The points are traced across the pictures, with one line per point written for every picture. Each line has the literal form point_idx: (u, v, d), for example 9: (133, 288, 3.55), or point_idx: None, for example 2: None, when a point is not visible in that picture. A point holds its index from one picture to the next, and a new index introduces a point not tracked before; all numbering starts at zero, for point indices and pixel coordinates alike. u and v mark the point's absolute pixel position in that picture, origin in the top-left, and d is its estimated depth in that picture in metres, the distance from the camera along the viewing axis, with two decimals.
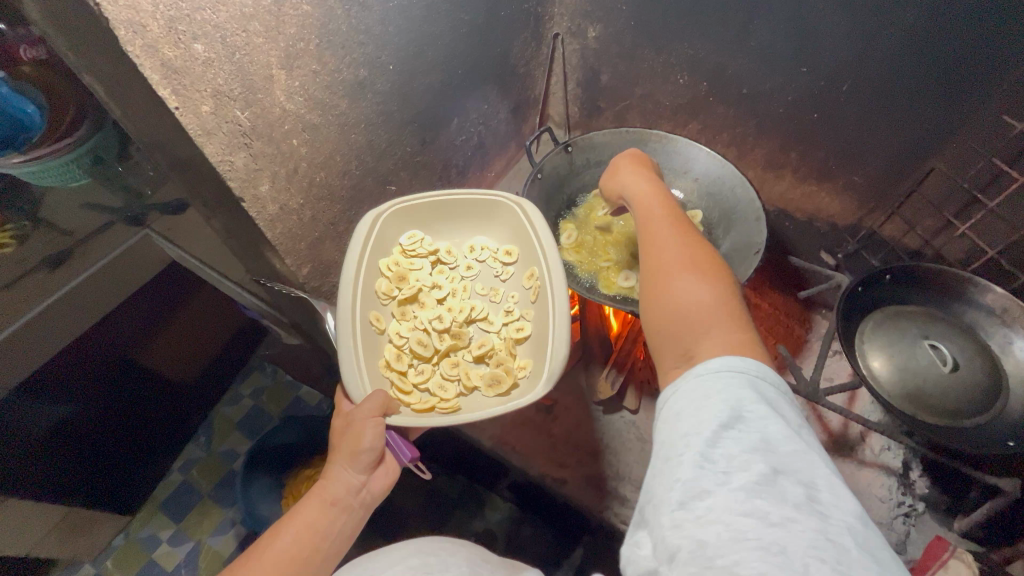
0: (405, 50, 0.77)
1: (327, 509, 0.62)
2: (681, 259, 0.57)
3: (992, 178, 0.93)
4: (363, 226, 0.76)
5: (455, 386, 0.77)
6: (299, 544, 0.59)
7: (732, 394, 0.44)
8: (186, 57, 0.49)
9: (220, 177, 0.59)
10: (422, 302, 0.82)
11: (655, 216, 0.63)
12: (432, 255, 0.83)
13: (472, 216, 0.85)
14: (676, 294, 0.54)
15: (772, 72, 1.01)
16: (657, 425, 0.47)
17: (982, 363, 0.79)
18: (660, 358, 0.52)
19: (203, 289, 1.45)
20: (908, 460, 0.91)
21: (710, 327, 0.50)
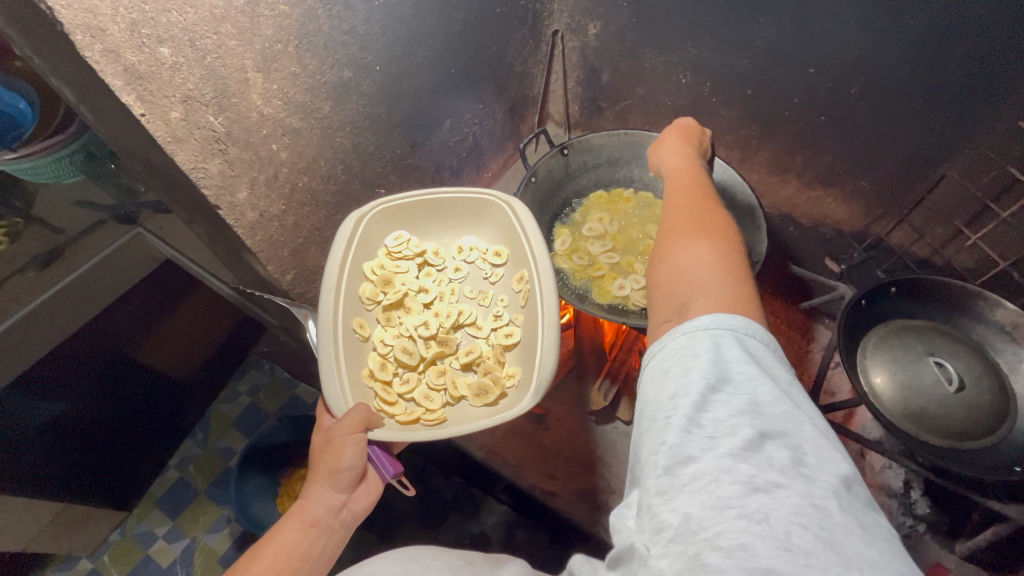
0: (392, 49, 0.75)
1: (307, 529, 0.60)
2: (688, 221, 0.53)
3: (1006, 187, 0.89)
4: (346, 228, 0.73)
5: (440, 396, 0.75)
6: (277, 567, 0.56)
7: (720, 351, 0.41)
8: (151, 62, 0.47)
9: (194, 185, 0.56)
10: (408, 307, 0.79)
11: (680, 185, 0.60)
12: (419, 257, 0.81)
13: (460, 215, 0.82)
14: (678, 254, 0.50)
15: (778, 73, 0.98)
16: (643, 387, 0.44)
17: (990, 383, 0.75)
18: (651, 315, 0.49)
19: (197, 287, 1.44)
20: (909, 480, 0.90)
21: (707, 283, 0.46)
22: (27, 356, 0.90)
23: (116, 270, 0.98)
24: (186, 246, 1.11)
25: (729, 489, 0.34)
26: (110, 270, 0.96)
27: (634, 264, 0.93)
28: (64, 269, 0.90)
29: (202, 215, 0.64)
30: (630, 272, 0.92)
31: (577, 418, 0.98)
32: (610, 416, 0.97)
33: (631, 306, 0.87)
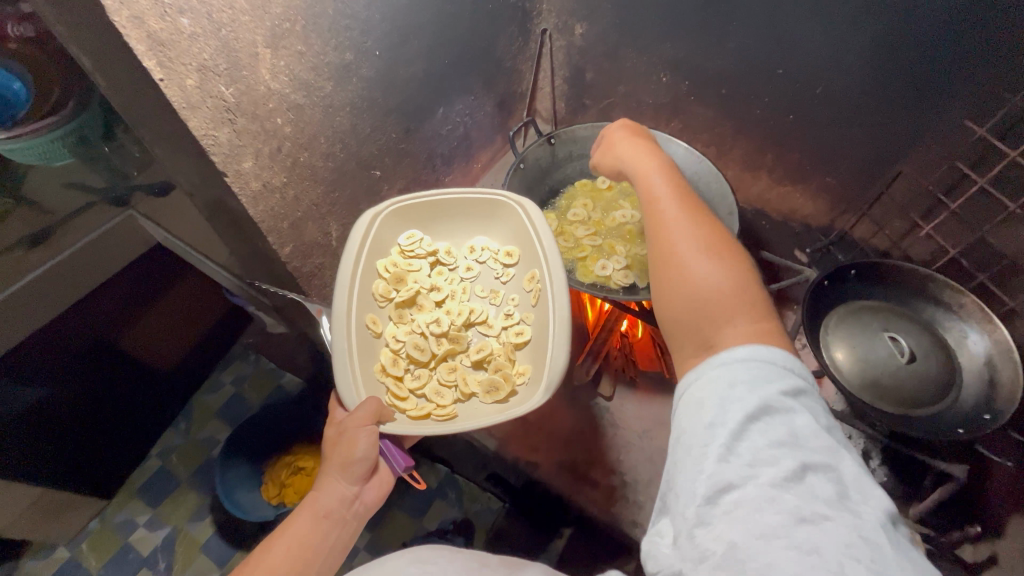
0: (390, 36, 0.79)
1: (321, 521, 0.63)
2: (699, 243, 0.55)
3: (956, 182, 0.97)
4: (361, 224, 0.77)
5: (451, 392, 0.79)
6: (291, 560, 0.59)
7: (757, 383, 0.45)
8: (172, 30, 0.50)
9: (203, 150, 0.59)
10: (420, 305, 0.83)
11: (658, 194, 0.62)
12: (431, 256, 0.84)
13: (472, 216, 0.85)
14: (691, 276, 0.53)
15: (750, 75, 1.05)
16: (681, 416, 0.47)
17: (938, 357, 0.82)
18: (680, 346, 0.52)
19: (185, 276, 1.46)
20: (868, 449, 0.91)
21: (733, 312, 0.50)
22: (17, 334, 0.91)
23: (111, 250, 1.03)
24: (183, 229, 1.13)
25: (776, 520, 0.38)
26: (105, 249, 1.01)
27: (618, 247, 0.97)
28: (58, 247, 0.94)
29: (206, 184, 0.67)
30: (613, 253, 0.97)
31: (562, 397, 1.01)
32: (592, 393, 1.01)
33: (613, 285, 0.92)
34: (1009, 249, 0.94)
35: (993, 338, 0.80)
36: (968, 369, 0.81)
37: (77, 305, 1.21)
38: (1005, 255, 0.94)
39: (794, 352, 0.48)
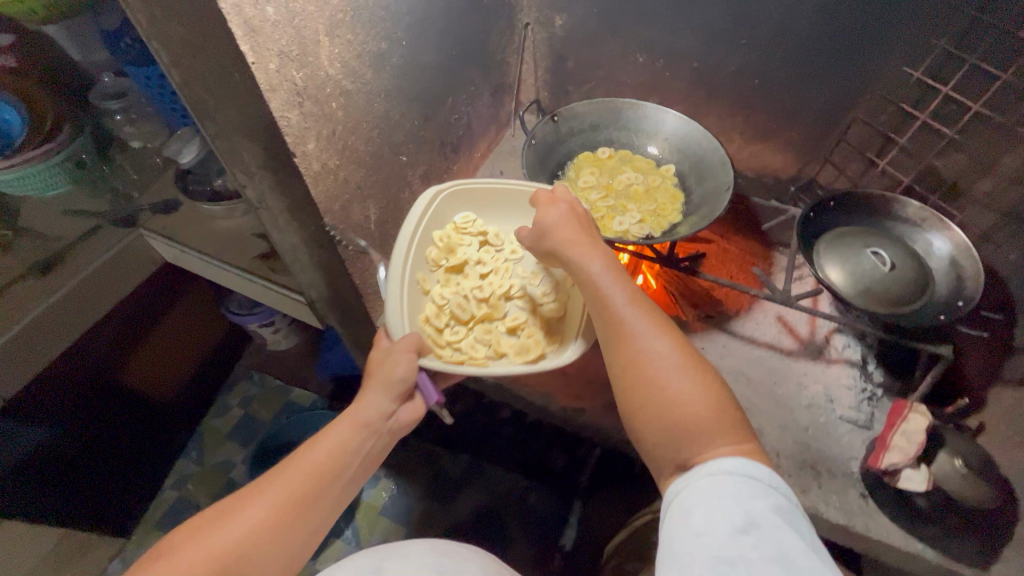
0: (413, 27, 0.86)
1: (362, 430, 0.68)
2: (674, 363, 0.59)
3: (900, 121, 1.13)
4: (423, 197, 0.88)
5: (484, 348, 0.84)
6: (331, 459, 0.64)
7: (743, 500, 0.50)
8: (261, 18, 0.57)
9: (279, 132, 0.65)
10: (467, 274, 0.90)
11: (627, 306, 0.63)
12: (481, 236, 0.91)
13: (521, 203, 0.93)
14: (670, 400, 0.57)
15: (717, 47, 1.19)
16: (671, 527, 0.52)
17: (913, 262, 0.95)
18: (661, 464, 0.58)
19: (178, 300, 1.50)
20: (865, 355, 1.03)
21: (713, 436, 0.56)
22: (38, 364, 1.11)
23: (117, 274, 1.22)
24: (188, 235, 1.21)
25: None
26: (112, 272, 1.20)
27: (629, 205, 1.07)
28: (68, 272, 1.13)
29: None
30: (626, 211, 1.07)
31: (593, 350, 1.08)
32: None
33: (630, 238, 1.02)
34: (951, 173, 1.09)
35: (953, 241, 0.96)
36: (937, 270, 0.96)
37: (79, 338, 1.20)
38: (949, 178, 1.10)
39: (772, 468, 0.55)
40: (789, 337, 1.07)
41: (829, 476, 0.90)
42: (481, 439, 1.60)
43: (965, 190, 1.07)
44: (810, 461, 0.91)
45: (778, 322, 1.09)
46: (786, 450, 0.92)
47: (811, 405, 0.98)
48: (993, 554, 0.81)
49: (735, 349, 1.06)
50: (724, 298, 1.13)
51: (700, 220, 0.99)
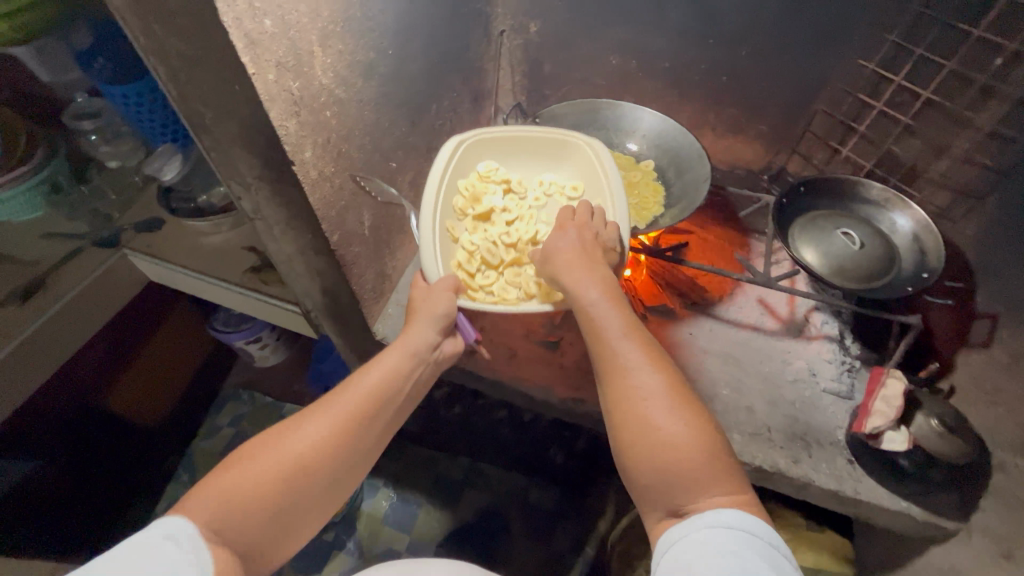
0: (398, 37, 0.89)
1: (411, 359, 0.74)
2: (667, 402, 0.61)
3: (859, 110, 1.21)
4: (447, 148, 0.93)
5: (515, 291, 0.88)
6: (387, 381, 0.71)
7: (743, 555, 0.50)
8: (260, 30, 0.59)
9: (279, 141, 0.67)
10: (493, 221, 0.94)
11: (624, 340, 0.66)
12: (504, 184, 0.96)
13: (543, 155, 1.00)
14: (659, 438, 0.59)
15: (686, 47, 1.25)
16: (665, 570, 0.53)
17: (879, 240, 1.02)
18: (650, 502, 0.59)
19: (163, 321, 1.48)
20: (843, 329, 1.09)
21: (701, 479, 0.57)
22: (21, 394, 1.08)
23: (100, 297, 1.19)
24: (173, 252, 1.20)
25: None
26: (95, 296, 1.17)
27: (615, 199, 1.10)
28: (50, 297, 1.09)
29: None
30: None
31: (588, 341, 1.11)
32: None
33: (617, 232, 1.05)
34: (908, 156, 1.17)
35: (914, 218, 1.03)
36: (902, 246, 1.03)
37: (63, 363, 1.18)
38: (907, 161, 1.18)
39: (767, 520, 0.55)
40: (771, 318, 1.12)
41: (819, 446, 0.95)
42: (479, 441, 1.61)
43: (923, 171, 1.16)
44: (800, 433, 0.96)
45: (760, 304, 1.15)
46: (776, 424, 0.97)
47: (795, 380, 1.03)
48: (971, 505, 0.87)
49: (722, 332, 1.11)
50: (707, 285, 1.18)
51: (682, 210, 1.04)
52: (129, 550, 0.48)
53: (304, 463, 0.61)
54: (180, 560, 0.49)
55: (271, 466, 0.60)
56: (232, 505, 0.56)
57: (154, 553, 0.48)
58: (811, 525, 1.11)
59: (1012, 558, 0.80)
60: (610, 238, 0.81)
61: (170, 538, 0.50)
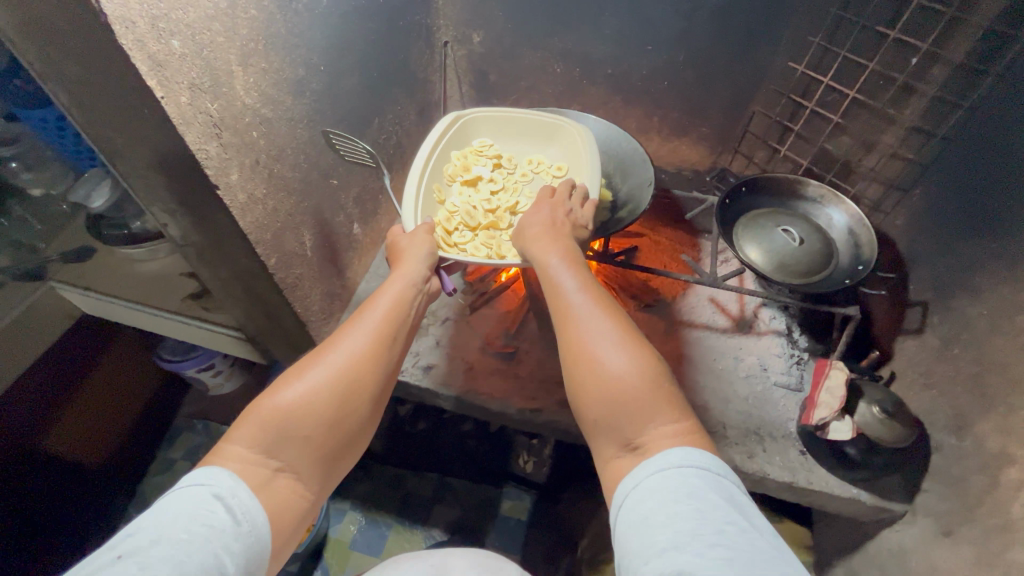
0: (330, 52, 0.87)
1: (413, 287, 0.73)
2: (628, 342, 0.60)
3: (793, 110, 1.25)
4: (446, 119, 1.01)
5: (485, 251, 0.91)
6: (394, 306, 0.70)
7: (695, 492, 0.49)
8: (167, 51, 0.55)
9: (197, 165, 0.63)
10: (478, 188, 0.99)
11: (580, 294, 0.65)
12: (495, 159, 1.03)
13: (536, 137, 1.07)
14: (612, 376, 0.58)
15: (626, 54, 1.28)
16: (624, 525, 0.50)
17: (819, 236, 1.05)
18: (605, 444, 0.58)
19: (105, 354, 1.41)
20: (790, 324, 1.12)
21: (651, 418, 0.56)
22: None
23: (28, 333, 1.13)
24: (110, 283, 1.14)
25: None
26: (22, 332, 1.11)
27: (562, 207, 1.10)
28: None
29: (189, 207, 0.70)
30: None
31: (544, 350, 1.11)
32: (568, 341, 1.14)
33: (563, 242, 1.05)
34: (840, 153, 1.22)
35: (848, 213, 1.07)
36: (839, 239, 1.07)
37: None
38: (840, 157, 1.22)
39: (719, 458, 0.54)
40: (723, 316, 1.15)
41: (771, 439, 0.97)
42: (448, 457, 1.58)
43: (855, 166, 1.20)
44: (755, 428, 0.99)
45: (711, 303, 1.17)
46: (732, 421, 0.99)
47: (748, 376, 1.05)
48: (914, 486, 0.89)
49: (679, 334, 1.13)
50: (659, 287, 1.20)
51: (633, 212, 1.04)
52: (174, 516, 0.49)
53: (345, 388, 0.62)
54: (226, 529, 0.51)
55: (312, 395, 0.60)
56: (288, 439, 0.58)
57: (201, 516, 0.50)
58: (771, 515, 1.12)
59: (952, 536, 0.81)
60: (568, 210, 0.82)
61: (213, 504, 0.52)
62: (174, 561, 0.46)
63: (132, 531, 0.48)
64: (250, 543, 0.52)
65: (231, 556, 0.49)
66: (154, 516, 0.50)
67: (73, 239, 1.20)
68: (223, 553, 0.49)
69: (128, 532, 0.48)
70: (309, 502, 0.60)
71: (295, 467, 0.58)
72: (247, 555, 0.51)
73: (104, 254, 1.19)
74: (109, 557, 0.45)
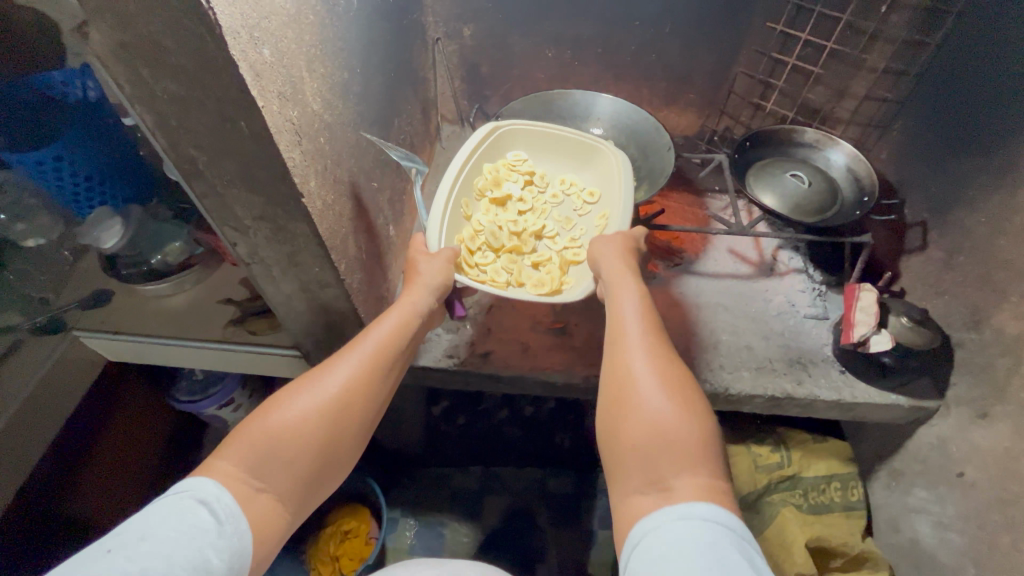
0: (361, 54, 0.87)
1: (415, 315, 0.75)
2: (666, 388, 0.62)
3: (773, 67, 1.33)
4: (481, 131, 1.01)
5: (504, 275, 0.92)
6: (394, 334, 0.71)
7: (717, 546, 0.50)
8: (261, 60, 0.56)
9: (289, 173, 0.63)
10: (506, 207, 0.99)
11: (634, 330, 0.68)
12: (528, 175, 1.03)
13: (573, 156, 1.05)
14: (648, 413, 0.60)
15: (615, 30, 1.34)
16: (639, 565, 0.51)
17: (823, 177, 1.16)
18: (629, 477, 0.58)
19: (120, 401, 1.31)
20: (805, 262, 1.23)
21: (677, 460, 0.57)
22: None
23: (58, 386, 1.06)
24: (137, 323, 1.09)
25: None
26: (52, 387, 1.04)
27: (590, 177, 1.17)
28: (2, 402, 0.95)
29: (267, 220, 0.69)
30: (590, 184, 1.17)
31: (591, 320, 1.15)
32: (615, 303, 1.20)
33: None
34: (820, 102, 1.32)
35: (844, 152, 1.18)
36: (839, 177, 1.18)
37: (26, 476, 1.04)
38: (819, 105, 1.33)
39: (739, 516, 0.55)
40: (745, 264, 1.24)
41: (814, 364, 1.06)
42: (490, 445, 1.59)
43: (835, 112, 1.31)
44: (797, 358, 1.07)
45: (731, 254, 1.26)
46: (775, 354, 1.08)
47: (779, 313, 1.14)
48: (944, 382, 1.00)
49: (709, 284, 1.20)
50: (682, 245, 1.28)
51: (651, 186, 1.13)
52: (158, 517, 0.53)
53: (337, 414, 0.64)
54: (210, 529, 0.54)
55: (306, 419, 0.62)
56: (273, 461, 0.60)
57: (186, 517, 0.53)
58: (816, 437, 1.20)
59: (988, 416, 0.93)
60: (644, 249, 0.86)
61: (197, 509, 0.54)
62: (158, 557, 0.50)
63: (123, 529, 0.53)
64: (233, 542, 0.55)
65: (216, 552, 0.53)
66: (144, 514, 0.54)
67: (85, 285, 1.13)
68: (206, 549, 0.52)
69: (118, 527, 0.52)
70: (286, 524, 0.61)
71: (278, 488, 0.60)
72: (233, 553, 0.54)
73: (124, 295, 1.12)
74: (98, 551, 0.50)
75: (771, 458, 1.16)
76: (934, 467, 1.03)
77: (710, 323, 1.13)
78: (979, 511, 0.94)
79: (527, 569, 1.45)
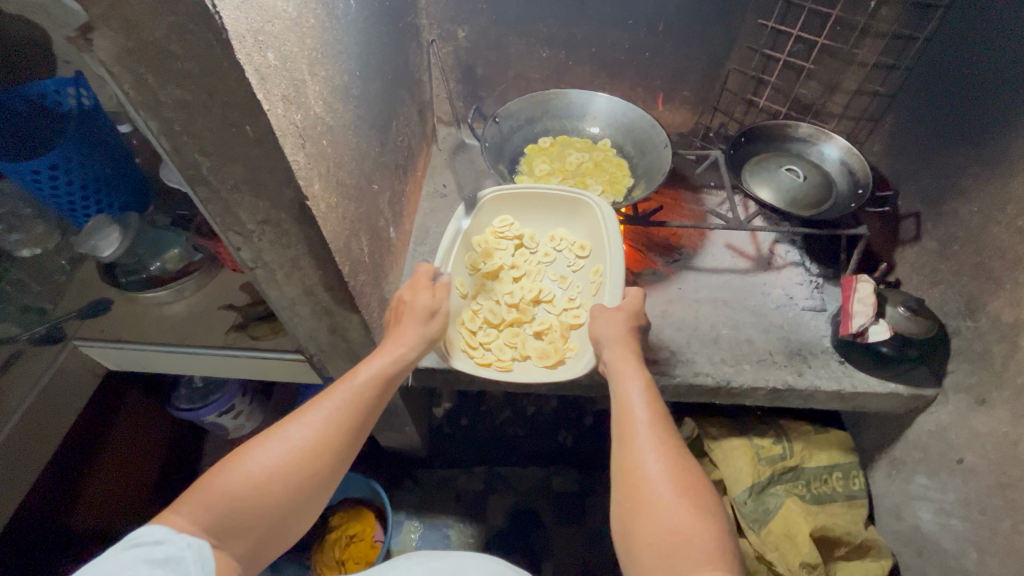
0: (359, 58, 0.87)
1: (398, 366, 0.74)
2: (675, 478, 0.61)
3: (765, 64, 1.34)
4: (462, 205, 0.99)
5: (510, 351, 0.92)
6: (372, 387, 0.71)
7: None
8: (266, 63, 0.56)
9: (294, 176, 0.64)
10: (500, 279, 0.99)
11: (641, 415, 0.67)
12: (517, 239, 1.02)
13: (559, 209, 1.04)
14: (657, 507, 0.59)
15: (609, 29, 1.35)
16: None
17: (817, 170, 1.17)
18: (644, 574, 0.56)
19: (118, 409, 1.30)
20: (802, 255, 1.24)
21: (690, 555, 0.54)
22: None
23: (58, 396, 1.05)
24: (137, 330, 1.08)
25: None
26: (52, 397, 1.03)
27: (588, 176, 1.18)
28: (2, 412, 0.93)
29: (271, 224, 0.69)
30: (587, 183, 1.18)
31: None
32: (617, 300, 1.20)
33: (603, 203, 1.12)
34: (812, 97, 1.34)
35: (837, 146, 1.20)
36: (833, 170, 1.20)
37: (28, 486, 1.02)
38: (812, 101, 1.34)
39: None
40: (742, 258, 1.25)
41: (814, 356, 1.08)
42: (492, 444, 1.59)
43: (827, 107, 1.33)
44: (796, 350, 1.09)
45: (729, 249, 1.27)
46: (776, 347, 1.09)
47: (778, 306, 1.16)
48: (942, 370, 1.02)
49: (709, 279, 1.21)
50: (680, 241, 1.29)
51: (649, 182, 1.14)
52: (112, 561, 0.50)
53: (304, 475, 0.63)
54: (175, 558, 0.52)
55: (271, 478, 0.61)
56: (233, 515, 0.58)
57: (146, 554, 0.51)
58: (817, 428, 1.22)
59: (986, 403, 0.94)
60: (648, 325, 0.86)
61: (155, 546, 0.52)
62: None
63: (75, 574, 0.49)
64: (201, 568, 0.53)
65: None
66: (91, 565, 0.50)
67: (82, 294, 1.11)
68: None
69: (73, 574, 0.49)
70: None
71: (233, 550, 0.58)
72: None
73: (122, 302, 1.11)
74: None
75: (773, 450, 1.17)
76: (935, 455, 1.04)
77: (712, 318, 1.14)
78: (980, 496, 0.95)
79: (534, 567, 1.45)
